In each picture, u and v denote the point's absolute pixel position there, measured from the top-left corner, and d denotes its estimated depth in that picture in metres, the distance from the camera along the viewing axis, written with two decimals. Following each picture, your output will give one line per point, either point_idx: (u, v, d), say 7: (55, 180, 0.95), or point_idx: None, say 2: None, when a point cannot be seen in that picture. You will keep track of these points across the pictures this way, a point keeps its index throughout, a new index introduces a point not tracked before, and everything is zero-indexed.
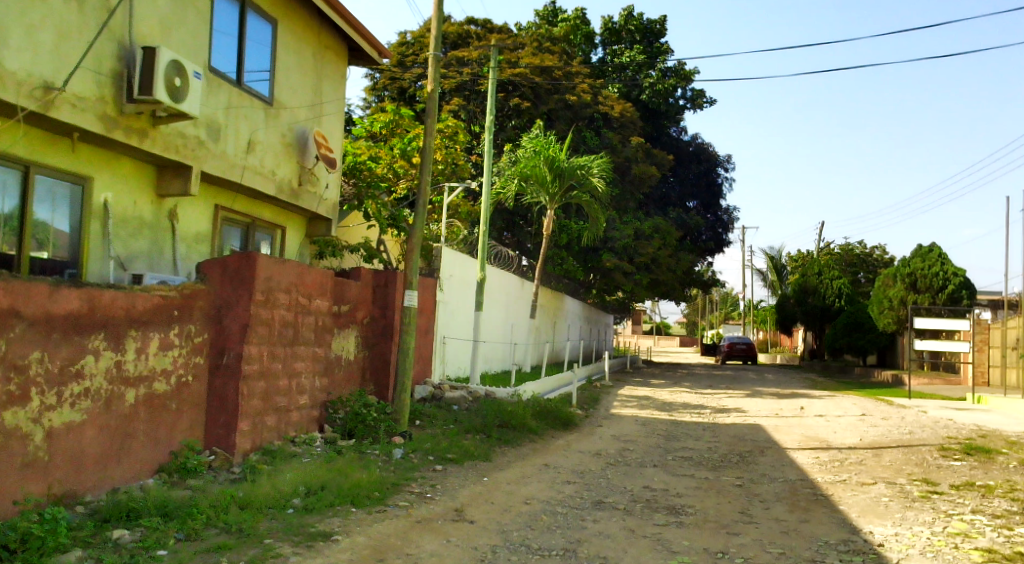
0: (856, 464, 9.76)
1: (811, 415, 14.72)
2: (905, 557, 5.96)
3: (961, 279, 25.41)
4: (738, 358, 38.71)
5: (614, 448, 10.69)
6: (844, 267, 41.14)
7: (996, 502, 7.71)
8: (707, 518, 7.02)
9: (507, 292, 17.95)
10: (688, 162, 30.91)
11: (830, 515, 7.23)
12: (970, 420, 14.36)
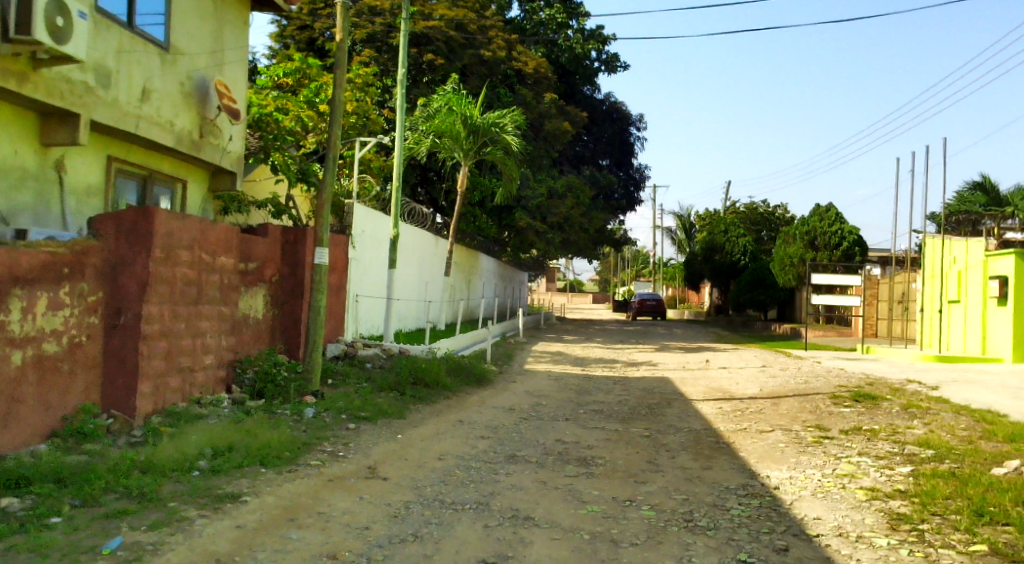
0: (756, 413, 10.20)
1: (716, 367, 15.29)
2: (797, 498, 6.30)
3: (855, 237, 26.67)
4: (648, 313, 39.77)
5: (528, 403, 10.84)
6: (749, 225, 42.57)
7: (881, 445, 8.22)
8: (616, 469, 7.21)
9: (421, 249, 17.79)
10: (601, 121, 31.18)
11: (731, 462, 7.56)
12: (860, 369, 15.23)
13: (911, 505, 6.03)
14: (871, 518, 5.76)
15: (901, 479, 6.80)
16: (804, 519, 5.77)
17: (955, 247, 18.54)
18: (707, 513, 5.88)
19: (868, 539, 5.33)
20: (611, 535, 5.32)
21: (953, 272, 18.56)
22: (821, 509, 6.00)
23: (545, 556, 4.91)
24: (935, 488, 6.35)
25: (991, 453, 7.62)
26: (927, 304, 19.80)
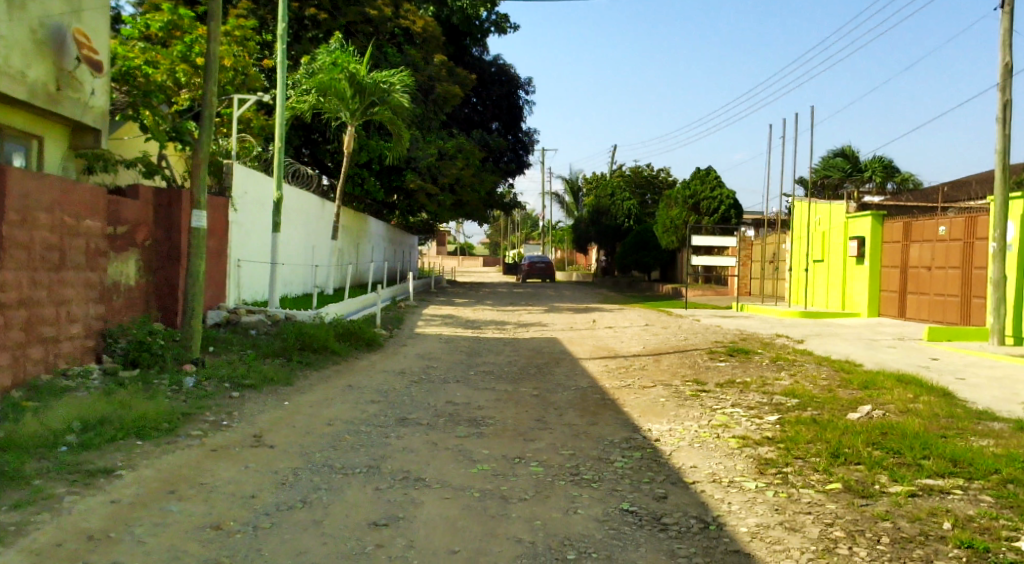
0: (639, 370, 10.60)
1: (602, 327, 15.76)
2: (676, 449, 6.61)
3: (732, 200, 27.75)
4: (537, 276, 40.36)
5: (418, 366, 10.84)
6: (633, 189, 43.77)
7: (751, 396, 8.73)
8: (506, 427, 7.34)
9: (307, 212, 17.32)
10: (489, 83, 30.92)
11: (615, 417, 7.83)
12: (735, 326, 16.06)
13: (777, 450, 6.45)
14: (742, 464, 6.13)
15: (769, 427, 7.25)
16: (681, 467, 6.07)
17: (820, 210, 19.68)
18: (592, 467, 6.09)
19: (738, 484, 5.67)
20: (501, 492, 5.44)
21: (818, 233, 19.73)
22: (698, 458, 6.32)
23: (436, 515, 4.97)
24: (799, 433, 6.81)
25: (849, 399, 8.24)
26: (795, 264, 21.00)
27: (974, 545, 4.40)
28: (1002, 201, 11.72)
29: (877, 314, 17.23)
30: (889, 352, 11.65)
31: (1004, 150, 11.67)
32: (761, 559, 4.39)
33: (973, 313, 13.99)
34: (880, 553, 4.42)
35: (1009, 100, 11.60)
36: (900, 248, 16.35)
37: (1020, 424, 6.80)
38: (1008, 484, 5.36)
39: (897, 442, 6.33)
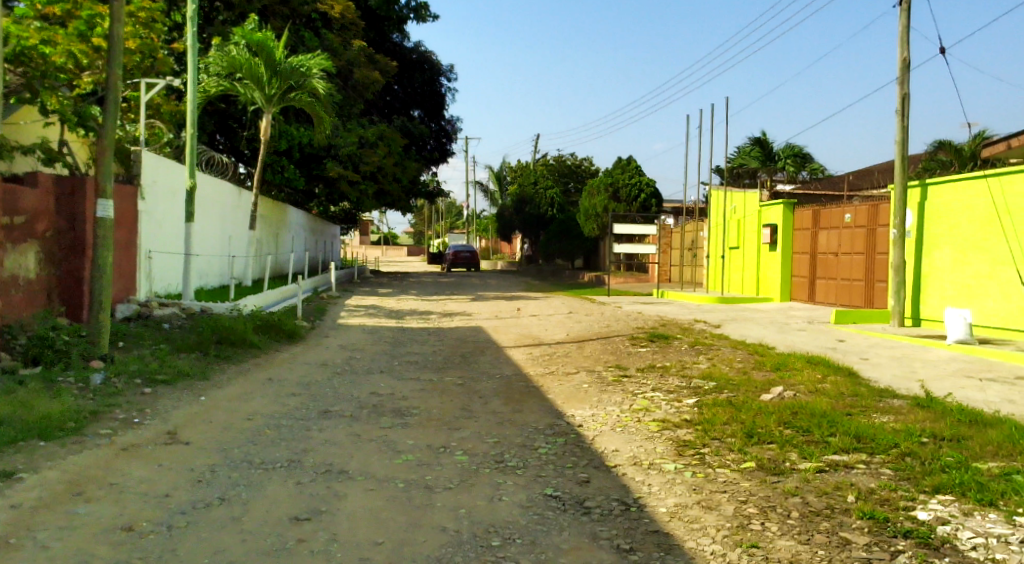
0: (563, 357, 10.73)
1: (526, 315, 15.86)
2: (598, 434, 6.72)
3: (651, 189, 28.29)
4: (462, 265, 40.27)
5: (341, 357, 10.69)
6: (557, 178, 44.13)
7: (671, 379, 8.97)
8: (430, 417, 7.32)
9: (223, 201, 16.81)
10: (411, 70, 30.52)
11: (540, 404, 7.90)
12: (655, 312, 16.41)
13: (694, 432, 6.63)
14: (662, 447, 6.27)
15: (688, 409, 7.45)
16: (603, 451, 6.18)
17: (735, 198, 20.27)
18: (517, 453, 6.13)
19: (658, 466, 5.81)
20: (425, 482, 5.42)
21: (733, 221, 20.32)
22: (619, 442, 6.44)
23: (359, 507, 4.91)
24: (715, 415, 7.01)
25: (762, 381, 8.55)
26: (712, 251, 21.59)
27: (876, 516, 4.62)
28: (901, 189, 12.29)
29: (788, 298, 17.89)
30: (799, 335, 12.12)
31: (903, 141, 12.25)
32: (679, 537, 4.52)
33: (876, 296, 14.69)
34: (790, 527, 4.60)
35: (907, 93, 12.16)
36: (809, 235, 16.99)
37: (917, 401, 7.20)
38: (906, 457, 5.66)
39: (805, 420, 6.60)
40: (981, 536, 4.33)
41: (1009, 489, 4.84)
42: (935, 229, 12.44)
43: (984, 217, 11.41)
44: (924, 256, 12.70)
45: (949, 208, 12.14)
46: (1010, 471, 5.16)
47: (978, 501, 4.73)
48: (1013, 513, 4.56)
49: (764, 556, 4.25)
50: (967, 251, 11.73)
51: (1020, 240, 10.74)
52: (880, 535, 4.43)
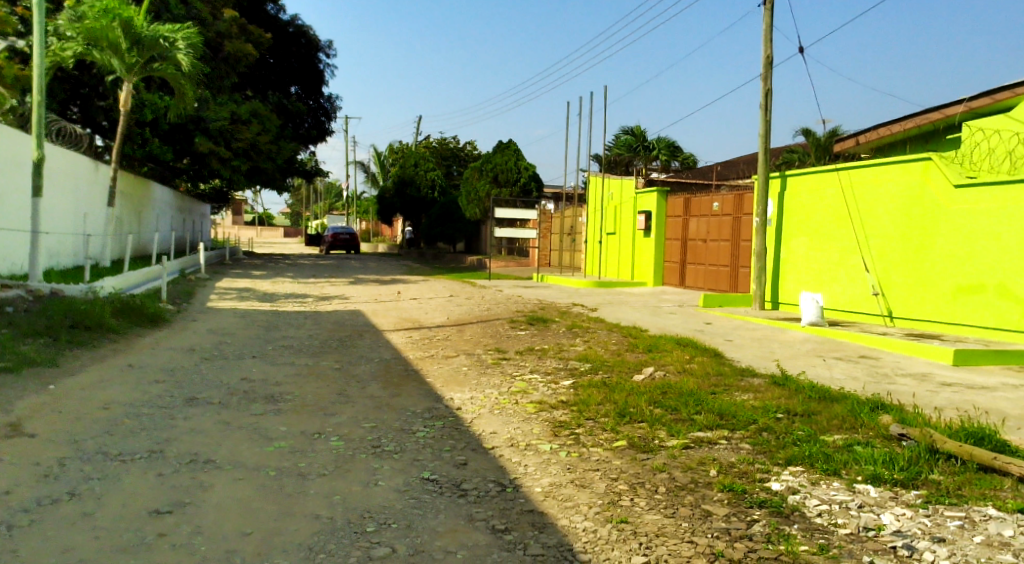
0: (443, 340, 10.71)
1: (406, 298, 15.72)
2: (476, 417, 6.76)
3: (530, 173, 28.62)
4: (340, 247, 39.39)
5: (209, 342, 10.24)
6: (439, 160, 43.91)
7: (549, 361, 9.14)
8: (305, 403, 7.13)
9: (76, 175, 15.67)
10: (288, 44, 29.32)
11: (418, 387, 7.87)
12: (534, 295, 16.66)
13: (570, 412, 6.79)
14: (538, 428, 6.38)
15: (564, 391, 7.62)
16: (481, 434, 6.22)
17: (612, 185, 20.80)
18: (394, 438, 6.08)
19: (534, 446, 5.91)
20: (298, 469, 5.28)
21: (610, 207, 20.86)
22: (496, 424, 6.50)
23: (227, 498, 4.73)
24: (590, 396, 7.20)
25: (634, 362, 8.86)
26: (590, 236, 22.12)
27: (735, 488, 4.89)
28: (764, 180, 12.96)
29: (660, 283, 18.57)
30: (669, 318, 12.60)
31: (766, 134, 12.92)
32: (553, 516, 4.62)
33: (740, 281, 15.50)
34: (657, 501, 4.80)
35: (769, 88, 12.82)
36: (680, 222, 17.68)
37: (774, 379, 7.65)
38: (763, 432, 6.01)
39: (673, 400, 6.89)
40: (826, 503, 4.67)
41: (851, 459, 5.23)
42: (793, 218, 13.21)
43: (836, 208, 12.22)
44: (783, 244, 13.48)
45: (806, 199, 12.92)
46: (852, 442, 5.59)
47: (824, 471, 5.09)
48: (853, 481, 4.94)
49: (633, 530, 4.41)
50: (821, 239, 12.53)
51: (867, 230, 11.57)
52: (738, 506, 4.69)
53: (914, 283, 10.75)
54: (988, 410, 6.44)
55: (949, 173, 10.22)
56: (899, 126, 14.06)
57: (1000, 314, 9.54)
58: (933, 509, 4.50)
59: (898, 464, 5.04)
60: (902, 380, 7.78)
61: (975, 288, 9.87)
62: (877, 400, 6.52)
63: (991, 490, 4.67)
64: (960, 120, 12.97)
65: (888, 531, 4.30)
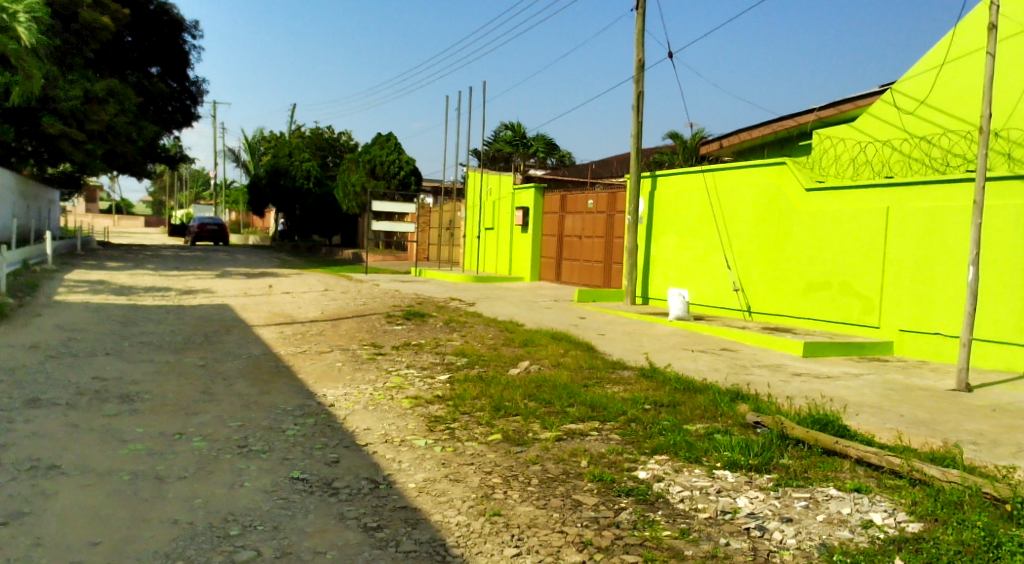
0: (316, 335, 10.45)
1: (278, 292, 15.23)
2: (350, 413, 6.64)
3: (411, 167, 28.44)
4: (207, 238, 37.64)
5: (56, 339, 9.53)
6: (314, 150, 42.87)
7: (425, 356, 9.10)
8: (165, 402, 6.79)
9: None
10: (151, 23, 27.47)
11: (289, 384, 7.65)
12: (412, 290, 16.54)
13: (446, 407, 6.79)
14: (413, 423, 6.35)
15: (440, 385, 7.62)
16: (355, 431, 6.12)
17: (490, 180, 20.93)
18: (262, 437, 5.87)
19: (409, 442, 5.88)
20: (155, 472, 5.03)
21: (488, 202, 21.00)
22: (371, 420, 6.42)
23: (72, 506, 4.44)
24: (466, 390, 7.24)
25: (510, 356, 8.97)
26: (468, 231, 22.21)
27: (604, 478, 5.05)
28: (635, 179, 13.43)
29: (537, 278, 18.85)
30: (544, 312, 12.85)
31: (638, 135, 13.37)
32: (426, 511, 4.61)
33: (613, 276, 16.01)
34: (530, 493, 4.88)
35: (642, 91, 13.27)
36: (556, 218, 18.02)
37: (642, 371, 7.96)
38: (631, 423, 6.23)
39: (548, 393, 7.03)
40: (687, 490, 4.89)
41: (711, 446, 5.51)
42: (662, 217, 13.75)
43: (701, 208, 12.83)
44: (652, 242, 14.00)
45: (674, 199, 13.48)
46: (712, 430, 5.89)
47: (687, 458, 5.34)
48: (712, 467, 5.22)
49: (505, 522, 4.48)
50: (688, 237, 13.12)
51: (728, 230, 12.20)
52: (607, 495, 4.84)
53: (770, 280, 11.44)
54: (832, 398, 6.96)
55: (801, 178, 10.95)
56: (758, 132, 14.90)
57: (844, 309, 10.29)
58: (782, 491, 4.82)
59: (752, 450, 5.35)
60: (759, 371, 8.27)
61: (823, 286, 10.60)
62: (735, 391, 6.89)
63: (832, 472, 5.05)
64: (811, 127, 13.91)
65: (743, 513, 4.57)
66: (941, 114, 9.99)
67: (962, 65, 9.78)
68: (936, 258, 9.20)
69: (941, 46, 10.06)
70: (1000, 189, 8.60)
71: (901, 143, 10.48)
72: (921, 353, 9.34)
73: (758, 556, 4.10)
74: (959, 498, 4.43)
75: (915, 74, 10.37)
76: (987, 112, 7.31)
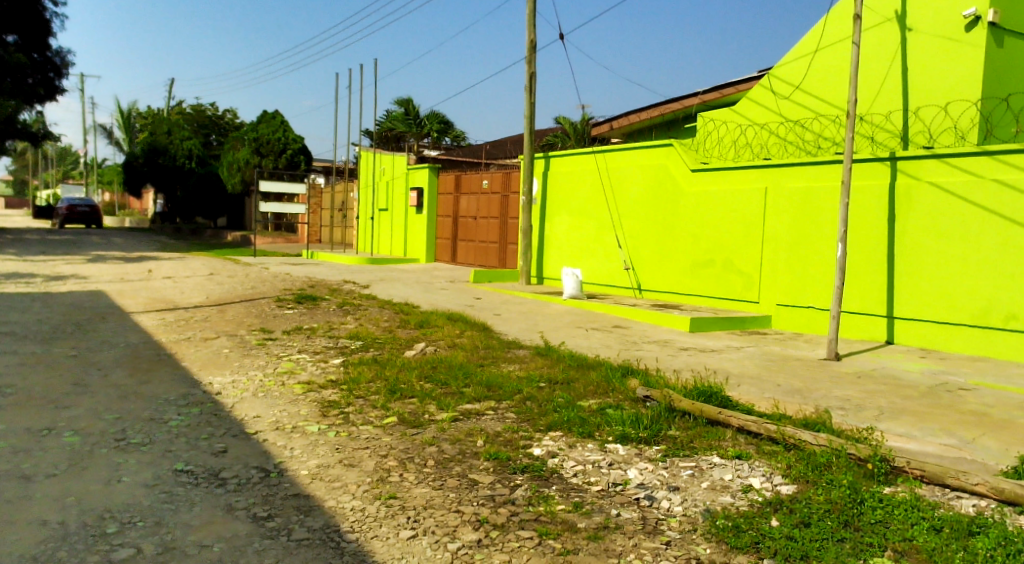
0: (200, 321, 10.02)
1: (158, 277, 14.51)
2: (238, 401, 6.43)
3: (300, 146, 27.61)
4: (78, 220, 35.39)
5: None
6: (195, 128, 41.04)
7: (318, 340, 8.90)
8: (31, 396, 6.36)
9: None
10: None
11: (171, 373, 7.32)
12: (303, 273, 16.12)
13: (340, 391, 6.68)
14: (306, 409, 6.21)
15: (333, 369, 7.49)
16: (243, 419, 5.93)
17: (383, 160, 20.60)
18: (141, 429, 5.60)
19: (301, 428, 5.74)
20: (21, 471, 4.71)
21: (382, 182, 20.68)
22: (261, 407, 6.24)
23: None
24: (361, 374, 7.14)
25: (405, 338, 8.90)
26: (362, 212, 21.82)
27: (500, 456, 5.10)
28: (529, 160, 13.51)
29: (432, 259, 18.75)
30: (440, 294, 12.80)
31: (531, 116, 13.45)
32: (319, 498, 4.53)
33: (508, 257, 16.12)
34: (425, 475, 4.87)
35: (534, 72, 13.34)
36: (451, 199, 17.95)
37: (537, 350, 8.06)
38: (527, 401, 6.31)
39: (444, 374, 7.03)
40: (580, 464, 5.00)
41: (604, 421, 5.65)
42: (556, 197, 13.91)
43: (593, 188, 13.06)
44: (547, 221, 14.15)
45: (567, 179, 13.66)
46: (605, 406, 6.04)
47: (580, 433, 5.46)
48: (605, 441, 5.35)
49: (401, 505, 4.45)
50: (580, 217, 13.34)
51: (619, 209, 12.48)
52: (503, 473, 4.89)
53: (659, 258, 11.79)
54: (716, 370, 7.27)
55: (687, 159, 11.31)
56: (646, 114, 15.29)
57: (727, 286, 10.75)
58: (670, 462, 5.01)
59: (641, 423, 5.52)
60: (648, 347, 8.53)
61: (707, 263, 11.03)
62: (626, 366, 7.09)
63: (715, 441, 5.28)
64: (696, 110, 14.38)
65: (633, 484, 4.71)
66: (813, 98, 10.52)
67: (831, 52, 10.30)
68: (809, 235, 9.73)
69: (814, 33, 10.55)
70: (864, 170, 9.15)
71: (778, 126, 10.98)
72: (795, 326, 9.89)
73: (647, 524, 4.24)
74: (829, 459, 4.71)
75: (790, 60, 10.85)
76: (853, 98, 7.69)
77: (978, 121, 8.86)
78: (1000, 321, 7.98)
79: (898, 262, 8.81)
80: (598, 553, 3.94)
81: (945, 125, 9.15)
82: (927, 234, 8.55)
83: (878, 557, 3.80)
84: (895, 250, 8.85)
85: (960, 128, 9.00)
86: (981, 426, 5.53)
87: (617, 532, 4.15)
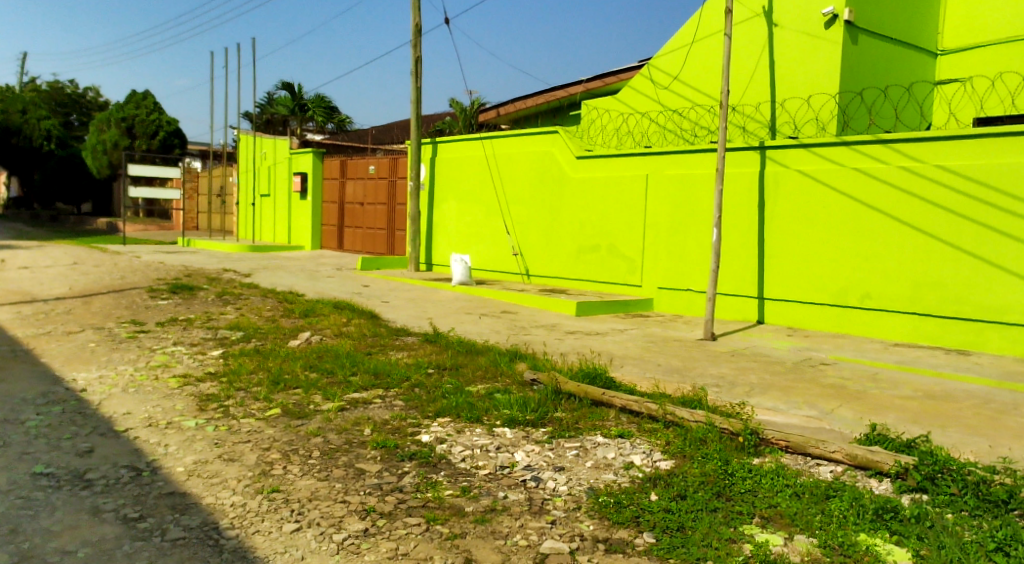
0: (62, 315, 9.38)
1: (13, 268, 13.46)
2: (107, 397, 6.08)
3: (174, 128, 26.42)
4: None
5: None
6: (53, 107, 38.28)
7: (195, 332, 8.53)
8: None
9: None
10: None
11: (29, 370, 6.84)
12: (179, 261, 15.38)
13: (219, 384, 6.43)
14: (181, 403, 5.94)
15: (212, 361, 7.20)
16: (111, 416, 5.61)
17: (264, 144, 19.88)
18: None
19: (176, 424, 5.49)
20: None
21: (264, 167, 19.96)
22: (131, 404, 5.92)
23: None
24: (241, 365, 6.91)
25: (289, 327, 8.66)
26: (241, 198, 21.04)
27: (387, 444, 5.05)
28: (416, 145, 13.37)
29: (318, 247, 18.32)
30: (325, 282, 12.50)
31: (417, 101, 13.31)
32: (196, 495, 4.34)
33: (396, 244, 15.95)
34: (310, 466, 4.77)
35: (419, 56, 13.19)
36: (337, 185, 17.56)
37: (425, 336, 8.02)
38: (415, 388, 6.27)
39: (330, 362, 6.89)
40: (468, 448, 5.02)
41: (492, 405, 5.70)
42: (444, 183, 13.85)
43: (480, 174, 13.08)
44: (435, 207, 14.07)
45: (455, 165, 13.63)
46: (493, 390, 6.08)
47: (469, 418, 5.49)
48: (493, 425, 5.39)
49: (284, 498, 4.34)
50: (469, 203, 13.34)
51: (507, 195, 12.57)
52: (390, 461, 4.84)
53: (546, 243, 11.95)
54: (600, 352, 7.46)
55: (571, 146, 11.51)
56: (532, 101, 15.43)
57: (610, 271, 11.05)
58: (556, 443, 5.10)
59: (529, 406, 5.60)
60: (535, 331, 8.65)
61: (591, 248, 11.29)
62: (514, 351, 7.16)
63: (599, 421, 5.43)
64: (580, 98, 14.63)
65: (519, 466, 4.78)
66: (689, 89, 10.91)
67: (704, 45, 10.71)
68: (685, 221, 10.12)
69: (690, 25, 10.92)
70: (736, 159, 9.57)
71: (657, 114, 11.34)
72: (675, 308, 10.27)
73: (533, 505, 4.31)
74: (704, 434, 4.93)
75: (668, 51, 11.20)
76: (726, 88, 8.00)
77: (836, 113, 9.45)
78: (857, 300, 8.56)
79: (767, 246, 9.28)
80: (486, 535, 3.97)
81: (808, 116, 9.71)
82: (794, 219, 9.05)
83: (747, 524, 4.00)
84: (765, 234, 9.32)
85: (821, 119, 9.57)
86: (839, 398, 5.93)
87: (504, 514, 4.20)
